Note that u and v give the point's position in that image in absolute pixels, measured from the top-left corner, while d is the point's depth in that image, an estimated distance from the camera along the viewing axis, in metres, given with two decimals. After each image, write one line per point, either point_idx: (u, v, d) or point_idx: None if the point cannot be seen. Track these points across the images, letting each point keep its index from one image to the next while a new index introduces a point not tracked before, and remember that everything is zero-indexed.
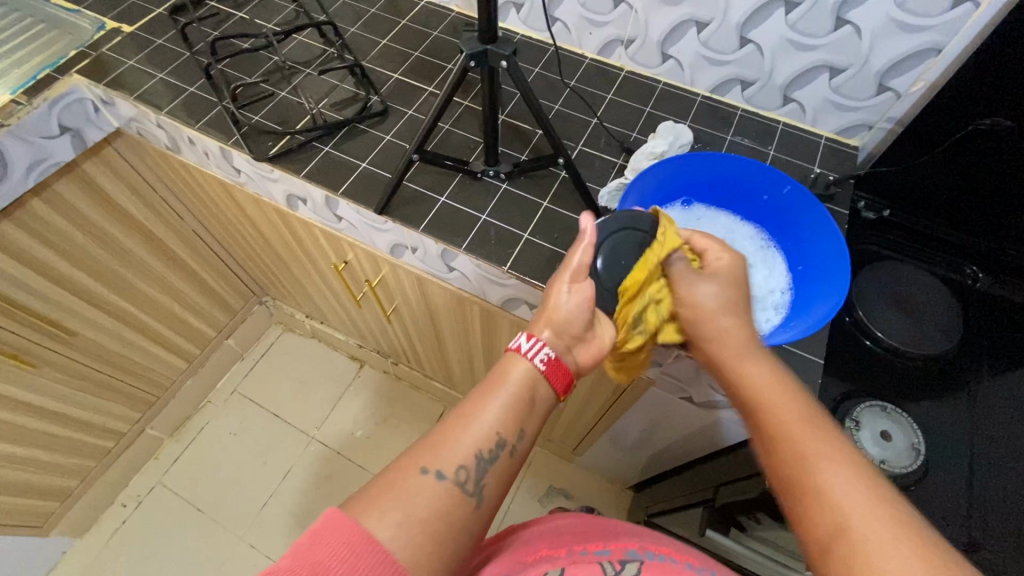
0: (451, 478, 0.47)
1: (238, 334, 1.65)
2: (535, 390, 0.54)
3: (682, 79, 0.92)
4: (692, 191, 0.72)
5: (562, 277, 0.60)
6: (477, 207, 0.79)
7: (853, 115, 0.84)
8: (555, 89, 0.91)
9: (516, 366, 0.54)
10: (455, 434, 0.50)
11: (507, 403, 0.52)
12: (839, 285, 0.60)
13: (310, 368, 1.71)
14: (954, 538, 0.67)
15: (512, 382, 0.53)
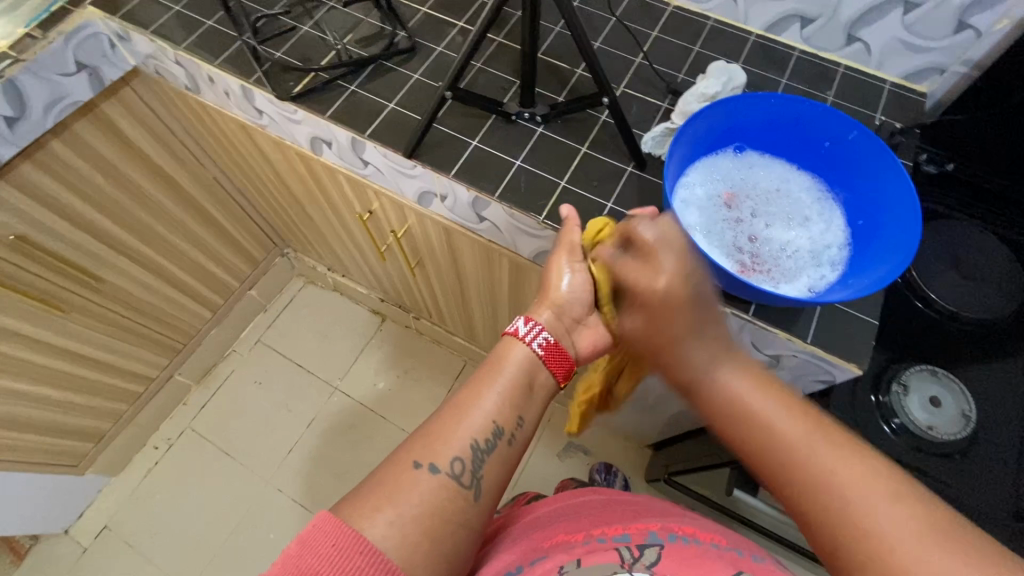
0: (446, 471, 0.51)
1: (261, 285, 1.65)
2: (531, 377, 0.60)
3: (735, 16, 0.84)
4: (746, 136, 0.67)
5: (559, 257, 0.64)
6: (510, 152, 0.74)
7: (924, 58, 0.77)
8: (596, 26, 0.84)
9: (512, 354, 0.59)
10: (452, 425, 0.55)
11: (504, 393, 0.57)
12: (906, 243, 0.55)
13: (331, 321, 1.71)
14: (999, 507, 0.63)
15: (507, 370, 0.58)
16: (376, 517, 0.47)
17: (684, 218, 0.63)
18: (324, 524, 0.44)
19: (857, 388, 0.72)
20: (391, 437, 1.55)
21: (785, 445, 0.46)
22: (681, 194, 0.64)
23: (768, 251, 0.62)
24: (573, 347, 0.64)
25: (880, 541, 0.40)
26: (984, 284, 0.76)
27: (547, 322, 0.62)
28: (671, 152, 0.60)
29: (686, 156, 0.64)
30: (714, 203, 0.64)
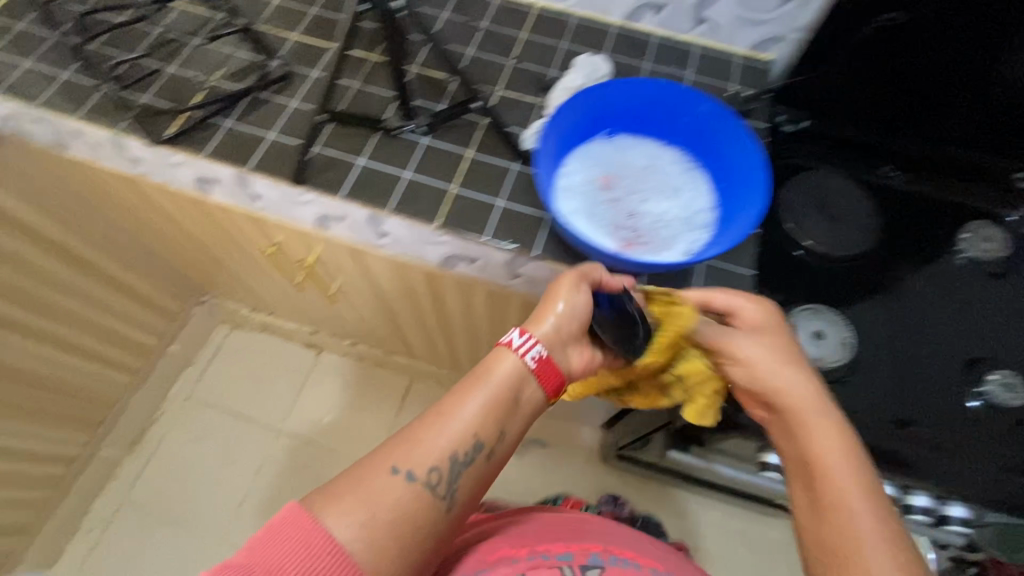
0: (421, 481, 0.54)
1: (182, 338, 1.57)
2: (518, 392, 0.60)
3: (596, 10, 0.89)
4: (612, 121, 0.71)
5: (565, 284, 0.63)
6: (398, 164, 0.75)
7: (764, 29, 0.84)
8: (467, 34, 0.87)
9: (502, 366, 0.59)
10: (434, 434, 0.56)
11: (489, 405, 0.58)
12: (755, 199, 0.62)
13: (264, 362, 1.65)
14: (892, 417, 0.72)
15: (495, 380, 0.59)
16: (345, 517, 0.50)
17: (567, 206, 0.67)
18: (293, 520, 0.49)
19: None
20: (346, 467, 1.53)
21: None
22: (561, 184, 0.68)
23: (646, 224, 0.66)
24: (566, 365, 0.63)
25: None
26: (845, 222, 0.85)
27: (540, 337, 0.61)
28: (542, 144, 0.63)
29: (559, 146, 0.68)
30: (594, 187, 0.68)
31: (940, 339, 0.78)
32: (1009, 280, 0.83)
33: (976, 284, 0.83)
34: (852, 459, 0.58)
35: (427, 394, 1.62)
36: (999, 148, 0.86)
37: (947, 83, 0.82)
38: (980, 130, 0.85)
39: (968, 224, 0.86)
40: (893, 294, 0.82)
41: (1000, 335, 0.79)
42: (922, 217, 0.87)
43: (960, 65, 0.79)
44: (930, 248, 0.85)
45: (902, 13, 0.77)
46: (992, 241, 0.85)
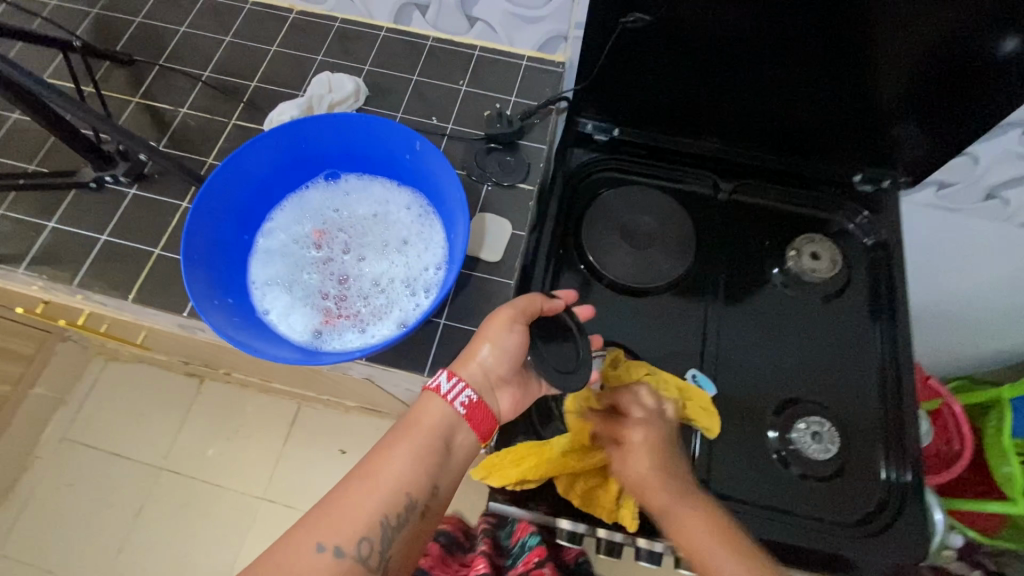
0: (355, 553, 0.45)
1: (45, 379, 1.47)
2: (447, 443, 0.52)
3: (359, 12, 0.76)
4: (330, 161, 0.59)
5: (505, 319, 0.55)
6: (97, 225, 0.64)
7: (543, 28, 0.71)
8: (207, 53, 0.75)
9: (430, 413, 0.52)
10: (364, 495, 0.47)
11: (413, 459, 0.50)
12: (458, 263, 0.52)
13: (142, 397, 1.55)
14: None
15: (425, 430, 0.51)
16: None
17: (262, 275, 0.56)
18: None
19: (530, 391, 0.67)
20: (232, 501, 1.44)
21: None
22: (261, 245, 0.57)
23: (358, 289, 0.56)
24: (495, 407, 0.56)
25: None
26: (651, 249, 0.74)
27: (469, 379, 0.54)
28: (207, 207, 0.52)
29: (250, 203, 0.56)
30: (302, 246, 0.58)
31: (749, 377, 0.70)
32: (837, 301, 0.74)
33: (800, 308, 0.73)
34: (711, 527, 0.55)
35: (316, 418, 1.53)
36: (831, 150, 0.76)
37: (757, 86, 0.69)
38: (808, 131, 0.74)
39: (795, 239, 0.76)
40: (703, 327, 0.72)
41: (819, 367, 0.71)
42: (744, 232, 0.77)
43: (768, 65, 0.66)
44: (753, 268, 0.75)
45: (649, 15, 0.62)
46: (820, 257, 0.75)
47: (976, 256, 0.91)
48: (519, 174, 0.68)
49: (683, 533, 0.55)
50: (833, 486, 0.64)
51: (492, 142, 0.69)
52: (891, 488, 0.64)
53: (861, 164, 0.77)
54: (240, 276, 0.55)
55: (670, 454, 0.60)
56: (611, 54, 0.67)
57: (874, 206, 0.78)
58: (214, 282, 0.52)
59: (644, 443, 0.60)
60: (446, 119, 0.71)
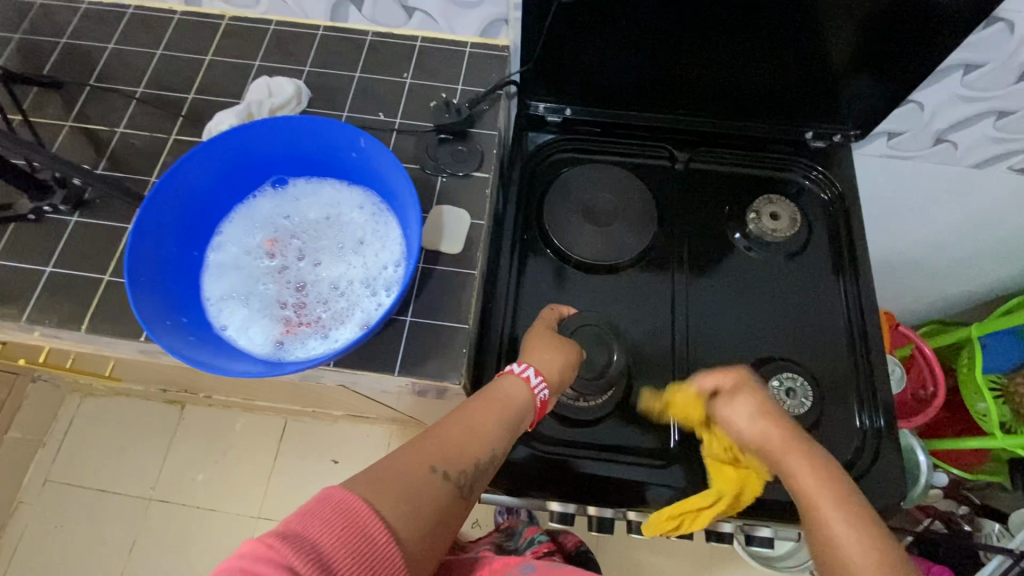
0: (458, 481, 0.45)
1: (20, 422, 1.43)
2: (524, 418, 0.53)
3: (293, 13, 0.74)
4: (275, 167, 0.58)
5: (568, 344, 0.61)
6: (41, 256, 0.61)
7: (482, 12, 0.70)
8: (139, 67, 0.72)
9: (513, 390, 0.53)
10: (464, 433, 0.48)
11: (500, 415, 0.51)
12: (414, 256, 0.51)
13: (123, 429, 1.51)
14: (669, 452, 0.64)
15: (510, 396, 0.52)
16: (387, 511, 0.39)
17: (216, 290, 0.54)
18: (344, 502, 0.38)
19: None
20: (228, 523, 1.42)
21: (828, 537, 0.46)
22: (211, 261, 0.56)
23: (318, 295, 0.55)
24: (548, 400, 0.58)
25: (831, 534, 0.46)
26: (614, 225, 0.74)
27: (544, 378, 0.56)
28: (145, 226, 0.50)
29: (195, 218, 0.55)
30: (254, 257, 0.56)
31: (722, 341, 0.70)
32: (801, 258, 0.75)
33: (765, 268, 0.74)
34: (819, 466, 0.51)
35: (305, 431, 1.52)
36: (783, 111, 0.76)
37: (704, 53, 0.69)
38: (758, 93, 0.74)
39: (753, 201, 0.76)
40: (673, 297, 0.72)
41: (788, 325, 0.71)
42: (704, 200, 0.78)
43: (713, 30, 0.66)
44: (717, 233, 0.76)
45: None
46: (779, 217, 0.75)
47: (930, 201, 0.94)
48: (472, 163, 0.67)
49: (801, 490, 0.50)
50: (812, 438, 0.66)
51: (442, 133, 0.68)
52: (864, 432, 0.66)
53: (813, 121, 0.77)
54: (193, 294, 0.54)
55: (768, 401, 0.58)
56: (553, 27, 0.65)
57: (827, 161, 0.79)
58: (164, 301, 0.50)
59: (758, 418, 0.56)
60: (393, 114, 0.70)
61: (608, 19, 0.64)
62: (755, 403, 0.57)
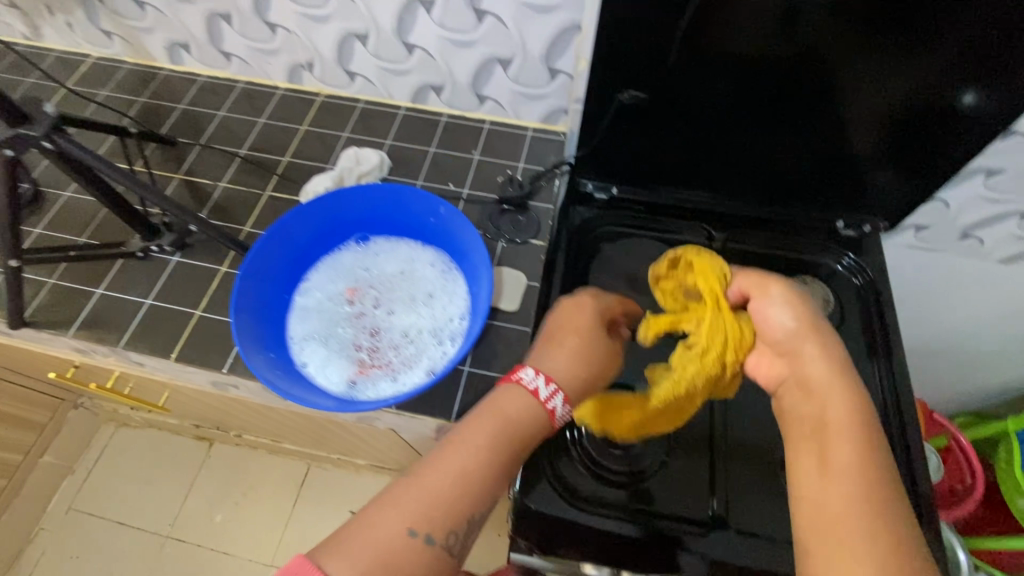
0: (444, 543, 0.43)
1: (55, 447, 1.46)
2: (528, 435, 0.49)
3: (379, 94, 0.84)
4: (361, 227, 0.66)
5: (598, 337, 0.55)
6: (142, 289, 0.69)
7: (546, 103, 0.79)
8: (244, 132, 0.83)
9: (512, 407, 0.49)
10: (450, 475, 0.45)
11: (490, 446, 0.47)
12: (482, 311, 0.57)
13: (151, 462, 1.54)
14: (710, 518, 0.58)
15: (504, 420, 0.49)
16: None
17: (300, 331, 0.60)
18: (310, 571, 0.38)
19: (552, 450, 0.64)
20: (239, 568, 1.40)
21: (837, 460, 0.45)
22: (297, 304, 0.62)
23: (389, 341, 0.60)
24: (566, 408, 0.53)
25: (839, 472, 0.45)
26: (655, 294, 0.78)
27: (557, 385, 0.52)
28: (250, 269, 0.56)
29: (290, 266, 0.62)
30: (335, 304, 0.62)
31: None
32: (834, 337, 0.78)
33: None
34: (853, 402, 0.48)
35: (324, 477, 1.52)
36: (815, 201, 0.83)
37: (744, 147, 0.76)
38: (793, 185, 0.81)
39: (789, 281, 0.81)
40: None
41: None
42: None
43: (753, 129, 0.74)
44: None
45: (645, 92, 0.69)
46: (814, 297, 0.80)
47: (959, 291, 0.97)
48: (530, 231, 0.75)
49: (828, 408, 0.48)
50: None
51: (505, 203, 0.76)
52: None
53: (843, 212, 0.84)
54: (280, 333, 0.60)
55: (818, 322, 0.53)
56: (614, 118, 0.72)
57: (858, 249, 0.83)
58: (259, 338, 0.56)
59: (799, 316, 0.53)
60: (461, 185, 0.79)
61: (661, 117, 0.72)
62: (803, 314, 0.53)
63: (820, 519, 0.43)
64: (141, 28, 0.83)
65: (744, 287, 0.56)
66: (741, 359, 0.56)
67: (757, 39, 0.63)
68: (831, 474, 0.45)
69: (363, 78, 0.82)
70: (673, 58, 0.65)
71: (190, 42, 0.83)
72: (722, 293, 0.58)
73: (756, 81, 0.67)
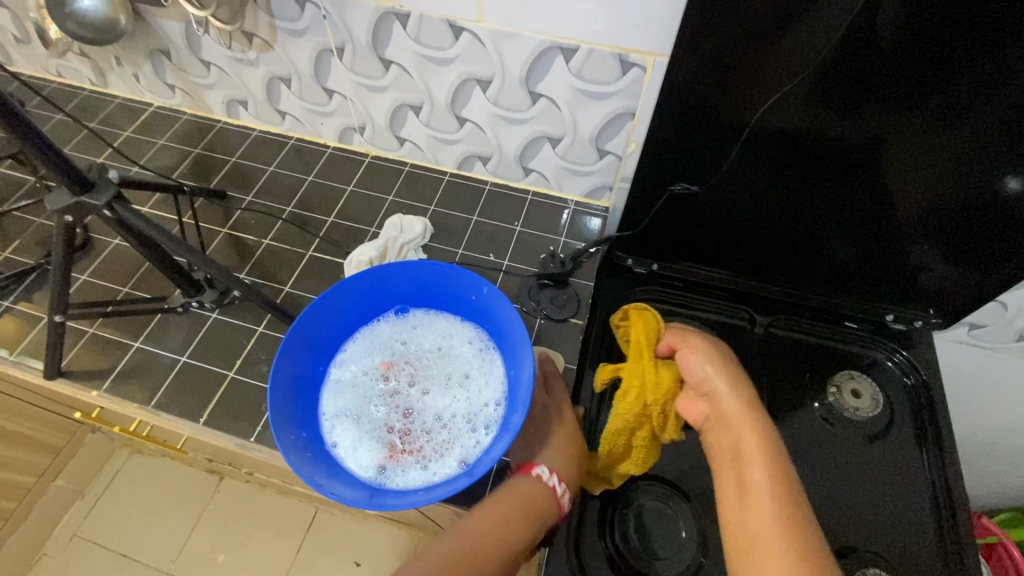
0: None
1: (66, 472, 1.32)
2: (546, 521, 0.54)
3: (426, 159, 0.85)
4: (402, 299, 0.65)
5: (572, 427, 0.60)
6: (178, 346, 0.69)
7: (591, 179, 0.79)
8: (291, 189, 0.85)
9: (536, 494, 0.54)
10: (484, 548, 0.50)
11: (520, 526, 0.52)
12: (521, 405, 0.54)
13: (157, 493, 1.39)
14: None
15: (531, 503, 0.54)
16: None
17: (332, 407, 0.59)
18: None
19: (583, 538, 0.61)
20: None
21: (746, 482, 0.48)
22: (332, 377, 0.61)
23: (421, 423, 0.59)
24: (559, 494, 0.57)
25: (751, 495, 0.48)
26: None
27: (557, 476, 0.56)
28: (289, 343, 0.55)
29: (329, 338, 0.61)
30: (370, 378, 0.61)
31: None
32: (883, 440, 0.74)
33: (847, 448, 0.73)
34: (761, 431, 0.51)
35: (335, 526, 1.38)
36: (864, 293, 0.79)
37: (792, 240, 0.74)
38: (842, 276, 0.77)
39: (834, 375, 0.78)
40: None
41: (872, 516, 0.69)
42: (784, 366, 0.79)
43: (803, 224, 0.71)
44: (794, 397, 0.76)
45: (698, 185, 0.67)
46: (861, 395, 0.76)
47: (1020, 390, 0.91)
48: (570, 308, 0.74)
49: (740, 441, 0.52)
50: None
51: (544, 278, 0.76)
52: None
53: (895, 306, 0.79)
54: (312, 410, 0.58)
55: (729, 364, 0.58)
56: (663, 206, 0.71)
57: (909, 344, 0.79)
58: (292, 417, 0.55)
59: (710, 358, 0.58)
60: (501, 256, 0.79)
61: (710, 206, 0.70)
62: (708, 355, 0.58)
63: (740, 545, 0.46)
64: (203, 85, 0.86)
65: (670, 339, 0.62)
66: (667, 400, 0.60)
67: (816, 142, 0.60)
68: (744, 501, 0.48)
69: (411, 144, 0.83)
70: (733, 158, 0.63)
71: (249, 99, 0.86)
72: (652, 351, 0.63)
73: (811, 182, 0.65)
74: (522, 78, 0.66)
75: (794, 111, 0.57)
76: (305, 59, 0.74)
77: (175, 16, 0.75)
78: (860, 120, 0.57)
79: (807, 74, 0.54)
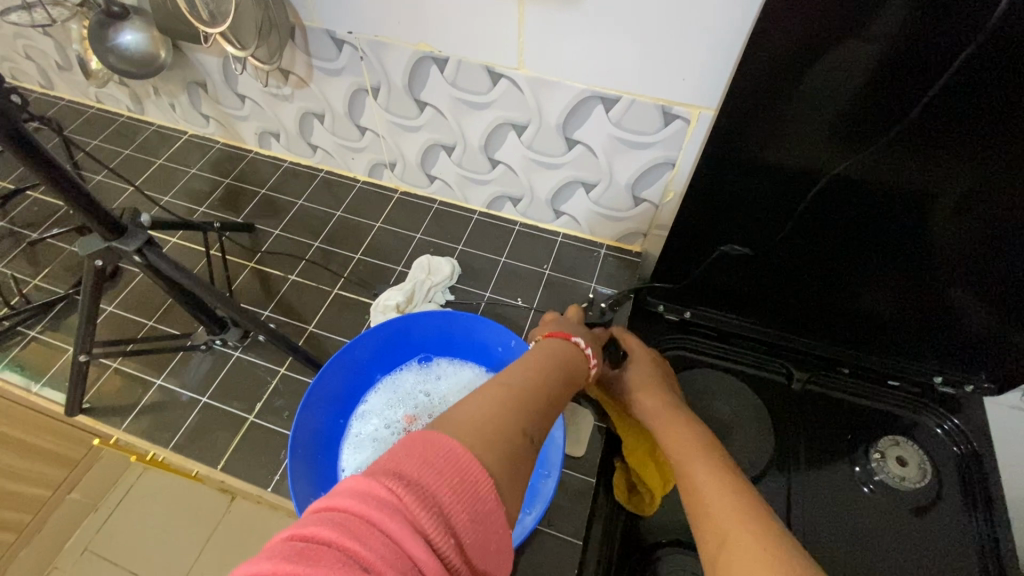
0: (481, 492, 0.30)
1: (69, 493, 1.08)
2: (512, 444, 0.34)
3: (456, 198, 0.84)
4: (425, 348, 0.63)
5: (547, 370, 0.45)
6: (200, 386, 0.68)
7: (625, 225, 0.77)
8: (318, 223, 0.84)
9: (476, 412, 0.35)
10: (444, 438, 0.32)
11: (474, 437, 0.33)
12: (549, 487, 0.55)
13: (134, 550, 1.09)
14: None
15: (474, 422, 0.34)
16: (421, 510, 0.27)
17: (351, 464, 0.57)
18: (391, 504, 0.26)
19: None
20: None
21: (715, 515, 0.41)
22: (351, 433, 0.59)
23: None
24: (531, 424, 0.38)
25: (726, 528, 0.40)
26: (729, 441, 0.70)
27: (521, 408, 0.38)
28: (310, 396, 0.54)
29: (350, 389, 0.59)
30: (392, 432, 0.59)
31: None
32: (930, 516, 0.66)
33: (899, 525, 0.66)
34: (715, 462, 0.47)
35: None
36: (910, 351, 0.72)
37: (835, 297, 0.69)
38: (890, 335, 0.71)
39: (878, 440, 0.71)
40: (787, 497, 0.67)
41: None
42: (829, 424, 0.73)
43: (849, 282, 0.67)
44: (836, 453, 0.71)
45: (742, 245, 0.65)
46: (907, 464, 0.69)
47: None
48: None
49: (696, 474, 0.47)
50: None
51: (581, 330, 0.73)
52: None
53: (944, 367, 0.71)
54: (330, 467, 0.56)
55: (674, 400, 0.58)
56: (703, 261, 0.69)
57: (959, 410, 0.72)
58: (311, 475, 0.53)
59: (652, 386, 0.60)
60: (530, 301, 0.76)
61: (754, 260, 0.67)
62: (658, 395, 0.58)
63: None
64: (237, 117, 0.87)
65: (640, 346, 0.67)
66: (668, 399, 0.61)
67: (872, 203, 0.56)
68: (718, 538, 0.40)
69: (442, 181, 0.82)
70: (783, 213, 0.60)
71: (281, 132, 0.86)
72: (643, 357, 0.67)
73: (862, 242, 0.61)
74: (559, 125, 0.65)
75: (866, 168, 0.52)
76: (340, 98, 0.74)
77: (213, 52, 0.75)
78: (922, 195, 0.53)
79: (867, 148, 0.50)
